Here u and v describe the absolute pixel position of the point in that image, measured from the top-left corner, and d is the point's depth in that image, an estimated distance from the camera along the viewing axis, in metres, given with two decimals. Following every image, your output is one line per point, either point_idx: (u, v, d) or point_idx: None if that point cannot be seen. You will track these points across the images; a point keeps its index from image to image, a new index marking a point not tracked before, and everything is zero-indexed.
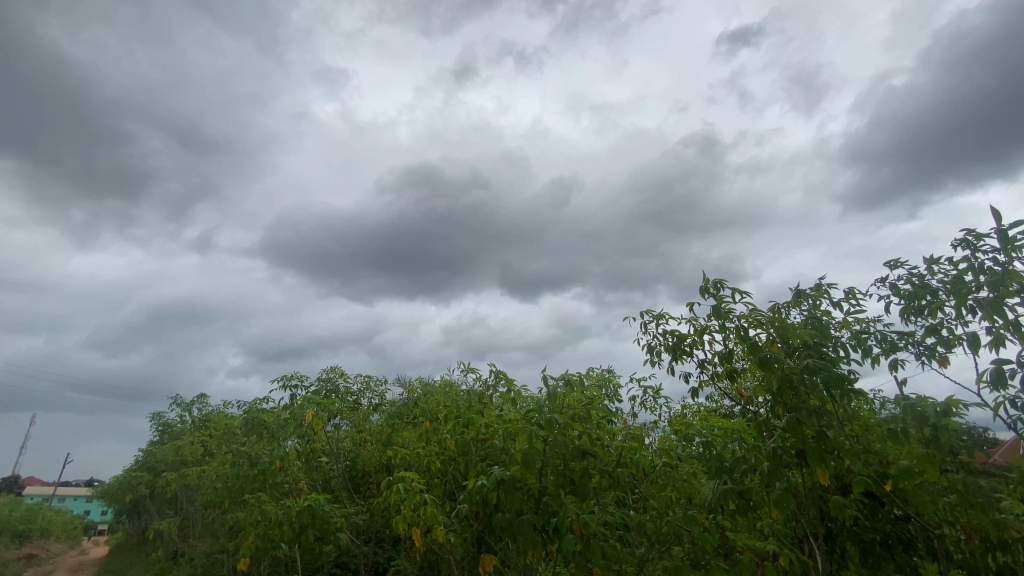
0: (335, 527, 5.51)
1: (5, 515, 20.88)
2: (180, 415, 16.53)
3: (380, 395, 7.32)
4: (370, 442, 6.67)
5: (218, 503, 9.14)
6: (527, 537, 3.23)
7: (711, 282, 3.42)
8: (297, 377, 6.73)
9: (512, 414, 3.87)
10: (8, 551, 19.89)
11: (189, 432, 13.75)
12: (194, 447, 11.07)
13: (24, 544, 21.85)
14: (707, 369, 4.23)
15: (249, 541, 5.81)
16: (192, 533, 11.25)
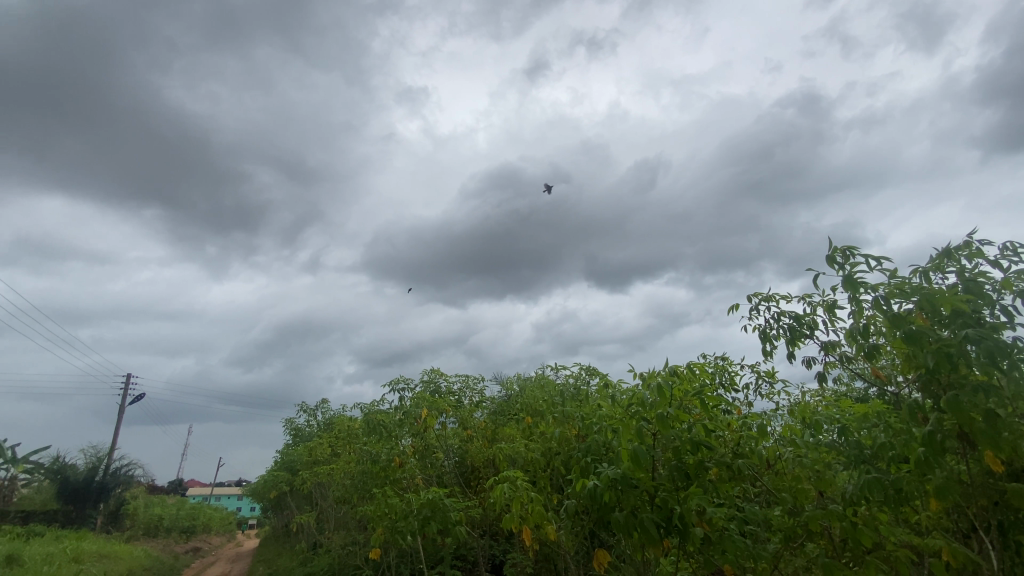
0: (454, 520, 5.69)
1: (174, 513, 24.10)
2: (308, 419, 18.11)
3: (480, 393, 7.44)
4: (477, 438, 6.84)
5: (348, 499, 9.85)
6: (646, 535, 3.05)
7: (840, 250, 3.02)
8: (404, 378, 7.03)
9: (614, 409, 3.69)
10: (179, 543, 22.96)
11: (318, 434, 15.02)
12: (322, 447, 12.03)
13: (191, 537, 25.15)
14: (834, 348, 3.75)
15: (377, 534, 6.12)
16: (327, 526, 12.23)
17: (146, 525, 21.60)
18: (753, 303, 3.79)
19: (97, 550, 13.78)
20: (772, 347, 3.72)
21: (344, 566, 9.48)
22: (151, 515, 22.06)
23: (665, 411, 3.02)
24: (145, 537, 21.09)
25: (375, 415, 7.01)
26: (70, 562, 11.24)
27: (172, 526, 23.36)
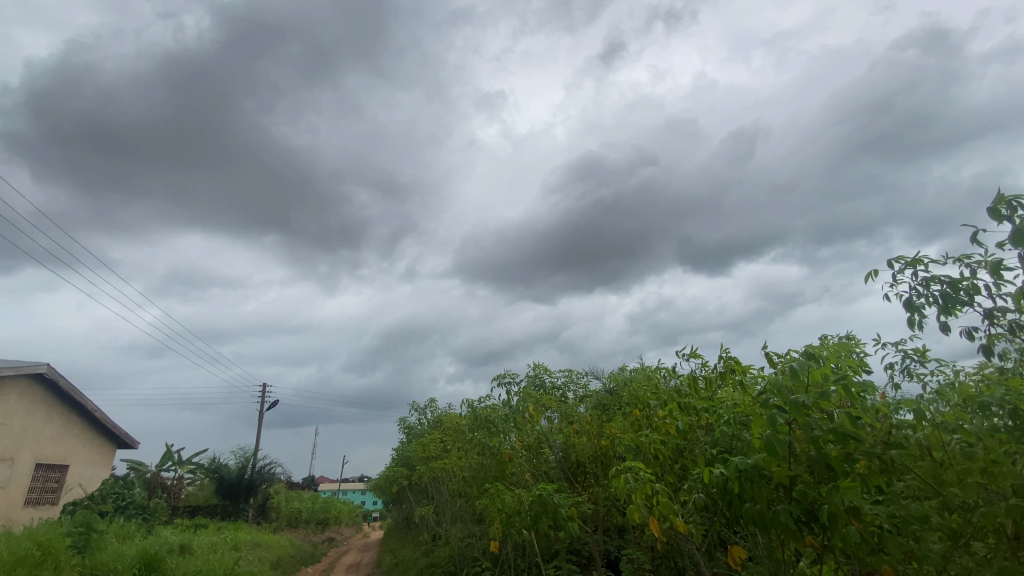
0: (566, 516, 5.68)
1: (310, 507, 26.69)
2: (419, 417, 19.14)
3: (584, 386, 7.34)
4: (582, 434, 6.65)
5: (463, 492, 10.21)
6: (784, 529, 2.83)
7: (1008, 199, 2.55)
8: (509, 373, 7.14)
9: (741, 398, 3.45)
10: (317, 533, 25.36)
11: (429, 431, 15.78)
12: (433, 444, 12.60)
13: (326, 528, 27.69)
14: (1001, 317, 3.18)
15: (495, 526, 6.29)
16: (445, 518, 12.81)
17: (289, 517, 24.12)
18: (895, 269, 3.33)
19: (250, 539, 15.59)
20: (919, 318, 3.25)
21: (464, 557, 9.83)
22: (291, 508, 24.60)
23: (801, 398, 2.76)
24: (288, 528, 23.58)
25: (483, 411, 7.17)
26: (230, 550, 12.89)
27: (310, 518, 25.87)
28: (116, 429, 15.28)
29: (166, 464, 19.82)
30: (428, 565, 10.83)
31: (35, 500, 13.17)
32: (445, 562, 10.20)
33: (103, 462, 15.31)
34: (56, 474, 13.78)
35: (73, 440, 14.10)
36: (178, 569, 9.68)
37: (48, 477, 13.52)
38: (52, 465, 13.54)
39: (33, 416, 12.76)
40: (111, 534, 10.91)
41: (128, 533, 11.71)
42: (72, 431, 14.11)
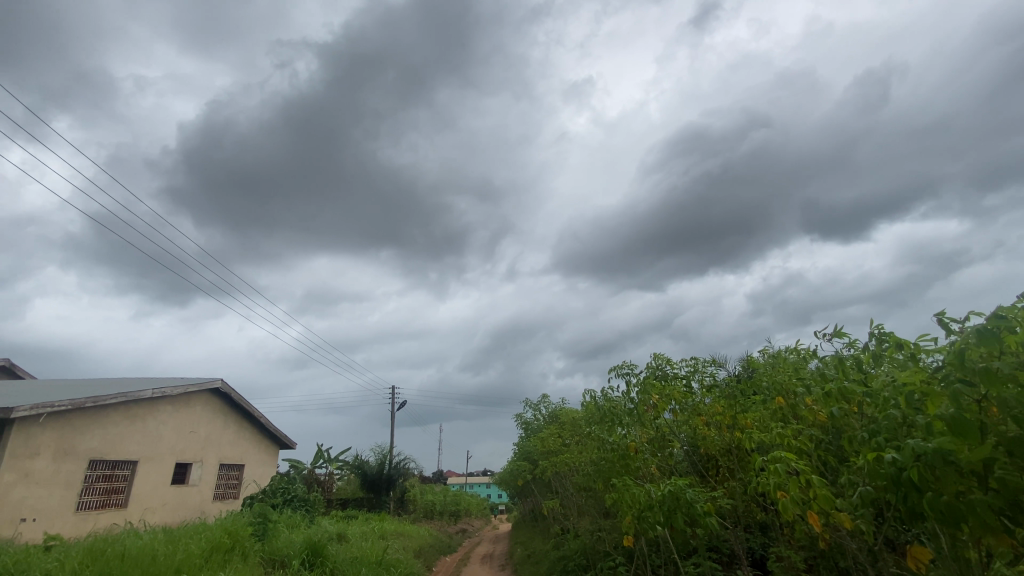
0: (703, 511, 5.35)
1: (443, 500, 28.30)
2: (535, 413, 19.42)
3: (710, 376, 6.86)
4: (712, 425, 6.19)
5: (589, 487, 10.09)
6: (984, 525, 2.36)
7: None
8: (627, 365, 6.87)
9: (908, 374, 2.96)
10: (451, 525, 26.81)
11: (548, 426, 15.90)
12: (553, 439, 12.56)
13: (459, 519, 29.15)
14: None
15: (626, 521, 6.10)
16: (572, 512, 12.81)
17: (425, 510, 25.77)
18: None
19: (394, 530, 16.87)
20: None
21: (596, 551, 9.67)
22: (427, 501, 26.24)
23: (993, 367, 2.29)
24: (425, 519, 25.20)
25: (605, 406, 6.99)
26: (379, 539, 14.08)
27: (444, 510, 27.46)
28: (277, 432, 17.38)
29: (318, 462, 22.14)
30: (560, 558, 10.85)
31: (222, 494, 15.45)
32: (577, 555, 10.13)
33: (270, 461, 17.52)
34: (235, 472, 16.03)
35: (245, 442, 16.29)
36: (338, 556, 10.74)
37: (230, 475, 15.78)
38: (232, 465, 15.77)
39: (213, 423, 14.92)
40: (282, 523, 12.44)
41: (295, 523, 13.27)
42: (244, 435, 16.29)
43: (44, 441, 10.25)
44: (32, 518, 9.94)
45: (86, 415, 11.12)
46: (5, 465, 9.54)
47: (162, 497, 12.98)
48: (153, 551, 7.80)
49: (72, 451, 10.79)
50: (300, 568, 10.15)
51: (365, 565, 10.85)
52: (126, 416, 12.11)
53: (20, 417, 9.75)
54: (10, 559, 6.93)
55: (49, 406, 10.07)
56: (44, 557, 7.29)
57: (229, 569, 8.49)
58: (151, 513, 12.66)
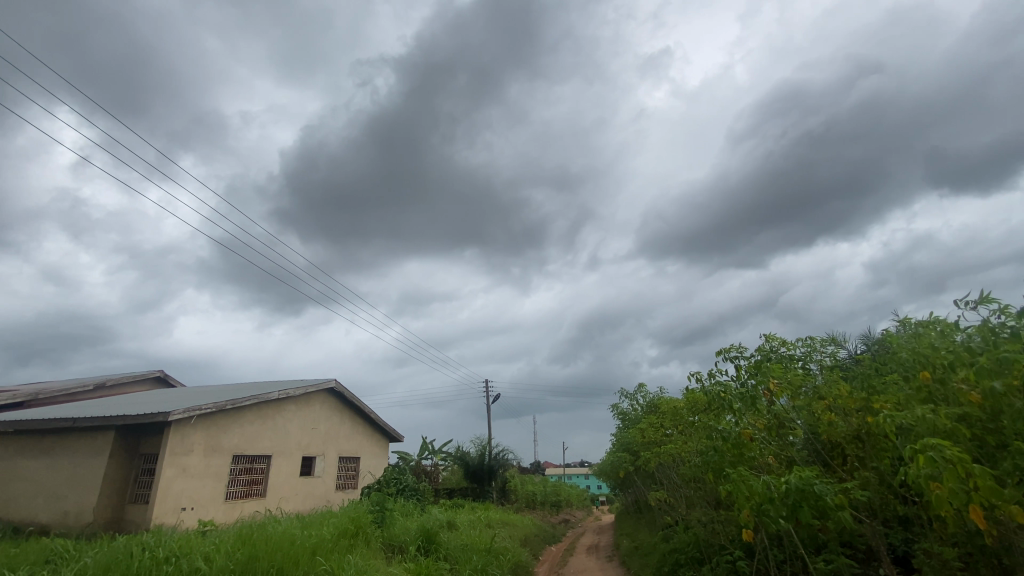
0: (833, 504, 4.89)
1: (543, 490, 28.62)
2: (631, 403, 18.99)
3: (831, 356, 6.26)
4: (837, 410, 5.63)
5: (699, 477, 9.62)
6: None
7: None
8: (735, 347, 6.44)
9: None
10: (553, 515, 27.06)
11: (647, 416, 15.40)
12: (653, 429, 12.13)
13: (560, 510, 29.34)
14: None
15: (743, 513, 5.73)
16: (680, 504, 12.34)
17: (527, 499, 26.21)
18: None
19: (499, 518, 17.34)
20: None
21: (710, 545, 9.22)
22: (528, 491, 26.68)
23: None
24: (528, 509, 25.65)
25: (713, 392, 6.60)
26: (486, 527, 14.54)
27: (545, 500, 27.77)
28: (386, 426, 18.54)
29: (423, 454, 23.32)
30: (671, 551, 10.49)
31: (343, 484, 16.78)
32: (690, 548, 9.72)
33: (382, 453, 18.74)
34: (353, 464, 17.32)
35: (359, 436, 17.56)
36: (449, 542, 11.25)
37: (348, 467, 17.09)
38: (349, 457, 17.07)
39: (331, 419, 16.24)
40: (398, 511, 13.29)
41: (409, 511, 14.09)
42: (358, 430, 17.56)
43: (196, 440, 11.71)
44: (190, 506, 11.45)
45: (226, 416, 12.54)
46: (167, 461, 11.05)
47: (294, 487, 14.36)
48: (292, 535, 8.64)
49: (218, 448, 12.26)
50: (417, 553, 10.78)
51: (476, 552, 11.26)
52: (259, 416, 13.51)
53: (175, 419, 11.22)
54: (176, 543, 7.97)
55: (197, 409, 11.49)
56: (203, 541, 8.32)
57: (355, 552, 9.18)
58: (286, 502, 14.05)
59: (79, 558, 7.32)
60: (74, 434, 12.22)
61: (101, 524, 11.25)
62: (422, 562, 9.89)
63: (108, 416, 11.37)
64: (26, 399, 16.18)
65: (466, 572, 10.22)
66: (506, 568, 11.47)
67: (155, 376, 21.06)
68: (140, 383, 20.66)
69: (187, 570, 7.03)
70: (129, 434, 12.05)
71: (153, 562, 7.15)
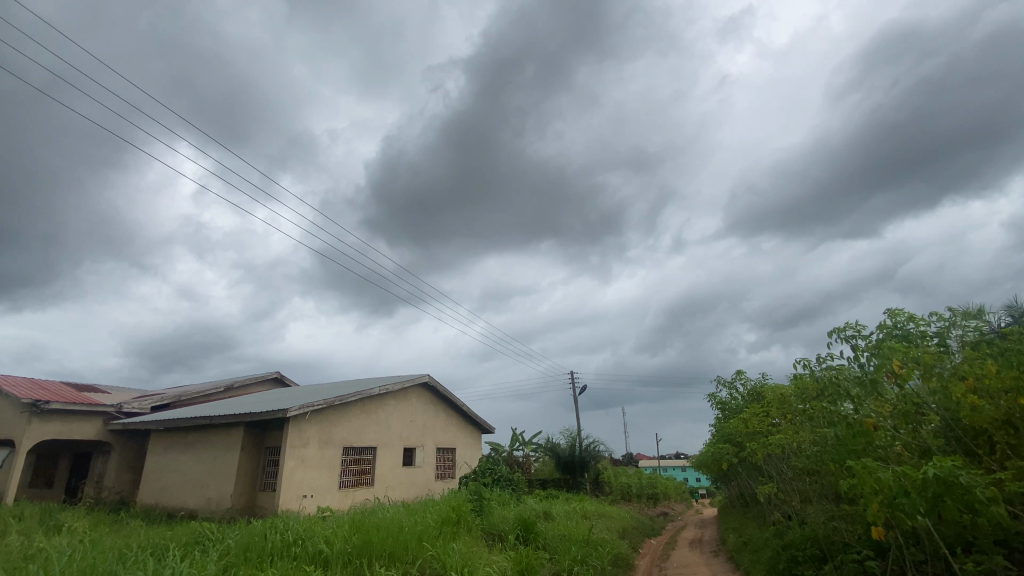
0: (984, 499, 4.28)
1: (639, 482, 28.01)
2: (731, 392, 17.98)
3: (973, 331, 5.47)
4: (985, 393, 4.92)
5: (816, 469, 8.86)
6: None
7: None
8: (851, 327, 5.86)
9: None
10: (651, 508, 26.39)
11: (750, 404, 14.48)
12: (758, 418, 11.37)
13: (657, 502, 28.56)
14: None
15: (870, 508, 5.19)
16: (794, 498, 11.47)
17: (622, 491, 25.76)
18: None
19: (596, 510, 17.19)
20: None
21: (832, 542, 8.48)
22: (623, 483, 26.21)
23: None
24: (624, 501, 25.18)
25: (830, 378, 6.07)
26: (583, 519, 14.48)
27: (641, 492, 27.14)
28: (478, 418, 19.05)
29: (515, 445, 23.71)
30: (785, 547, 9.79)
31: (442, 474, 17.49)
32: (808, 544, 9.01)
33: (477, 445, 19.28)
34: (450, 456, 17.99)
35: (454, 428, 18.21)
36: (547, 532, 11.34)
37: (446, 457, 17.79)
38: (446, 448, 17.77)
39: (427, 413, 16.97)
40: (495, 501, 13.60)
41: (506, 501, 14.38)
42: (452, 423, 18.22)
43: (311, 434, 12.75)
44: (309, 494, 12.50)
45: (336, 412, 13.53)
46: (288, 453, 12.13)
47: (398, 477, 15.21)
48: (400, 521, 9.12)
49: (330, 441, 13.26)
50: (517, 542, 10.99)
51: (574, 542, 11.24)
52: (363, 411, 14.44)
53: (294, 415, 12.30)
54: (301, 527, 8.72)
55: (311, 406, 12.51)
56: (323, 525, 9.03)
57: (459, 539, 9.53)
58: (392, 490, 14.91)
59: (222, 539, 8.23)
60: (212, 430, 13.81)
61: (238, 509, 12.64)
62: (523, 551, 10.04)
63: (237, 414, 12.72)
64: (173, 401, 18.57)
65: (566, 562, 10.24)
66: (606, 560, 11.32)
67: (273, 377, 23.30)
68: (262, 384, 22.95)
69: (312, 552, 7.67)
70: (255, 429, 13.39)
71: (283, 544, 7.88)
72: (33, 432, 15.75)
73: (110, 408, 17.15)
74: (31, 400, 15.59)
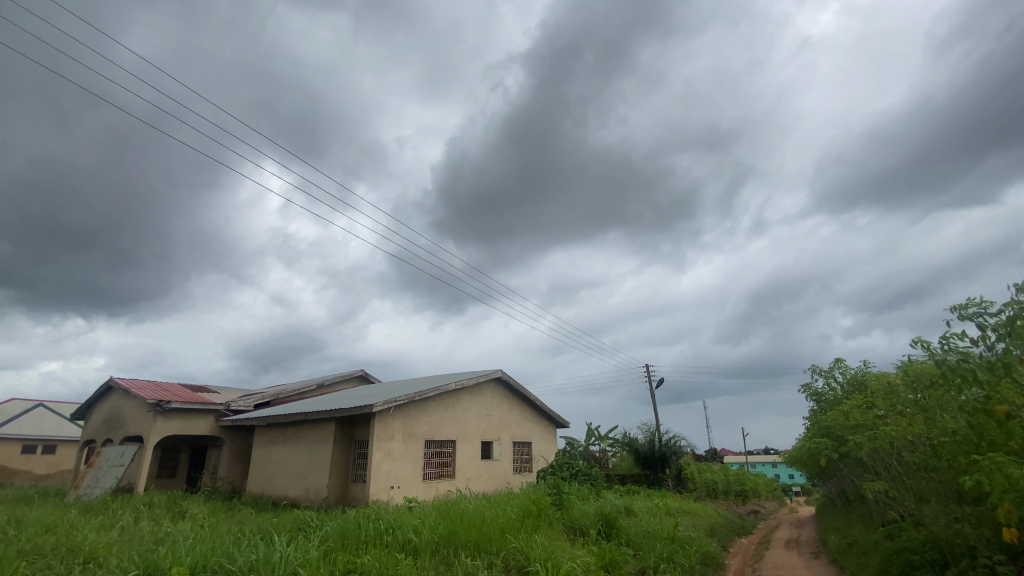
0: None
1: (725, 478, 26.74)
2: (828, 382, 16.62)
3: None
4: None
5: (934, 463, 7.96)
6: None
7: None
8: (974, 303, 5.19)
9: None
10: (740, 505, 25.08)
11: (851, 395, 13.28)
12: (860, 410, 10.41)
13: (747, 500, 27.12)
14: None
15: (1002, 509, 4.58)
16: (906, 495, 10.40)
17: (707, 487, 24.72)
18: None
19: (680, 507, 16.56)
20: None
21: (955, 547, 7.58)
22: (708, 480, 25.15)
23: None
24: (710, 498, 24.10)
25: (949, 364, 5.37)
26: (667, 516, 14.03)
27: (729, 489, 25.87)
28: (553, 413, 18.99)
29: (592, 440, 23.41)
30: (898, 551, 8.87)
31: (519, 468, 17.62)
32: (925, 548, 8.11)
33: (553, 439, 19.25)
34: (527, 449, 18.09)
35: (529, 422, 18.29)
36: (630, 528, 11.08)
37: (523, 451, 17.90)
38: (522, 442, 17.88)
39: (502, 407, 17.16)
40: (575, 495, 13.45)
41: (586, 496, 14.20)
42: (527, 416, 18.30)
43: (395, 428, 13.30)
44: (396, 485, 13.04)
45: (416, 406, 14.01)
46: (375, 446, 12.74)
47: (477, 470, 15.50)
48: (483, 513, 9.26)
49: (413, 434, 13.75)
50: (599, 537, 10.83)
51: (659, 539, 10.88)
52: (441, 406, 14.84)
53: (379, 410, 12.86)
54: (391, 516, 9.11)
55: (393, 402, 13.02)
56: (410, 515, 9.37)
57: (541, 533, 9.53)
58: (473, 482, 15.25)
59: (321, 526, 8.78)
60: (307, 425, 14.79)
61: (333, 499, 13.44)
62: (605, 546, 9.89)
63: (329, 410, 13.52)
64: (272, 399, 20.12)
65: (651, 559, 9.92)
66: (694, 558, 10.86)
67: (358, 375, 24.56)
68: (347, 382, 24.27)
69: (403, 540, 7.98)
70: (345, 423, 14.18)
71: (376, 532, 8.26)
72: (158, 429, 17.69)
73: (219, 406, 18.87)
74: (155, 400, 17.51)
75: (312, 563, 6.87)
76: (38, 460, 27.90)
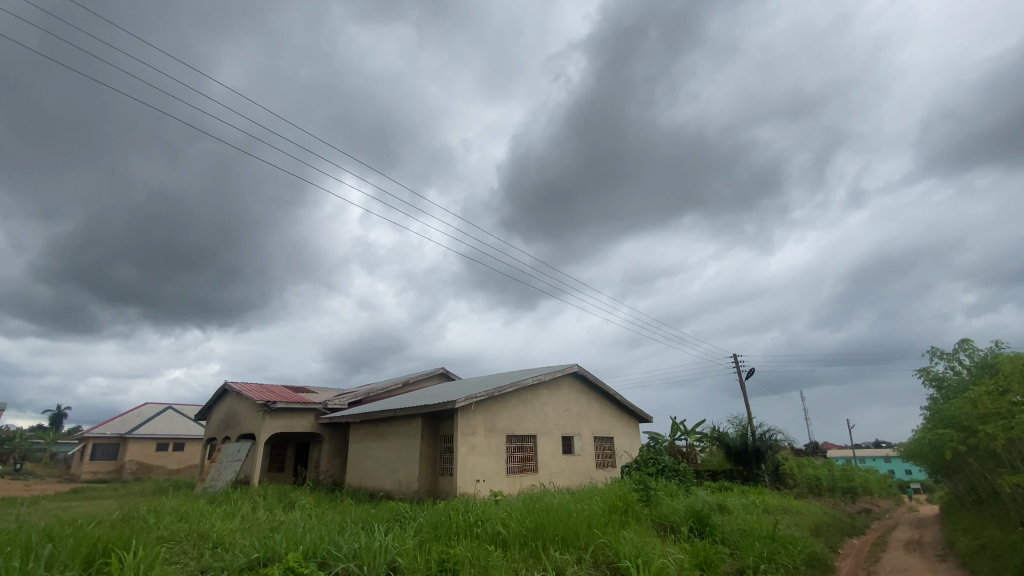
0: None
1: (830, 475, 24.66)
2: (950, 365, 14.78)
3: None
4: None
5: None
6: None
7: None
8: None
9: None
10: (849, 504, 23.01)
11: (980, 380, 11.69)
12: (992, 397, 9.12)
13: (856, 498, 24.84)
14: None
15: None
16: None
17: (809, 484, 22.92)
18: None
19: (781, 504, 15.45)
20: None
21: None
22: (809, 476, 23.33)
23: None
24: (813, 495, 22.34)
25: None
26: (766, 513, 13.12)
27: (834, 486, 23.83)
28: (635, 407, 18.46)
29: (678, 434, 22.53)
30: None
31: (602, 463, 17.29)
32: None
33: (635, 434, 18.71)
34: (609, 444, 17.73)
35: (610, 416, 17.90)
36: (725, 526, 10.48)
37: (605, 446, 17.56)
38: (604, 437, 17.54)
39: (581, 401, 16.93)
40: (663, 491, 12.94)
41: (675, 492, 13.61)
42: (608, 411, 17.92)
43: (477, 423, 13.51)
44: (482, 478, 13.25)
45: (497, 402, 14.15)
46: (460, 441, 13.00)
47: (560, 464, 15.41)
48: (569, 507, 9.13)
49: (494, 429, 13.91)
50: (691, 535, 10.32)
51: (758, 538, 10.18)
52: (521, 401, 14.89)
53: (461, 406, 13.14)
54: (479, 509, 9.25)
55: (475, 397, 13.22)
56: (498, 508, 9.45)
57: (629, 528, 9.25)
58: (556, 477, 15.16)
59: (415, 517, 9.09)
60: (396, 421, 15.44)
61: (424, 491, 13.92)
62: (698, 544, 9.42)
63: (415, 406, 14.02)
64: (363, 397, 21.26)
65: (749, 559, 9.31)
66: (799, 559, 10.05)
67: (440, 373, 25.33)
68: (431, 380, 25.11)
69: (492, 532, 8.06)
70: (430, 419, 14.65)
71: (466, 524, 8.42)
72: (267, 427, 19.29)
73: (317, 405, 20.23)
74: (263, 401, 19.11)
75: (409, 552, 7.13)
76: (169, 456, 31.48)
